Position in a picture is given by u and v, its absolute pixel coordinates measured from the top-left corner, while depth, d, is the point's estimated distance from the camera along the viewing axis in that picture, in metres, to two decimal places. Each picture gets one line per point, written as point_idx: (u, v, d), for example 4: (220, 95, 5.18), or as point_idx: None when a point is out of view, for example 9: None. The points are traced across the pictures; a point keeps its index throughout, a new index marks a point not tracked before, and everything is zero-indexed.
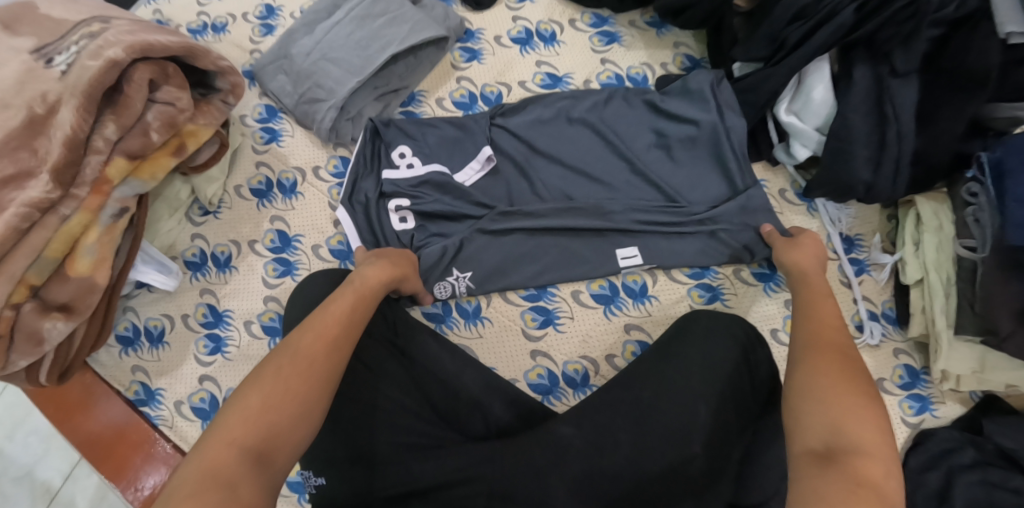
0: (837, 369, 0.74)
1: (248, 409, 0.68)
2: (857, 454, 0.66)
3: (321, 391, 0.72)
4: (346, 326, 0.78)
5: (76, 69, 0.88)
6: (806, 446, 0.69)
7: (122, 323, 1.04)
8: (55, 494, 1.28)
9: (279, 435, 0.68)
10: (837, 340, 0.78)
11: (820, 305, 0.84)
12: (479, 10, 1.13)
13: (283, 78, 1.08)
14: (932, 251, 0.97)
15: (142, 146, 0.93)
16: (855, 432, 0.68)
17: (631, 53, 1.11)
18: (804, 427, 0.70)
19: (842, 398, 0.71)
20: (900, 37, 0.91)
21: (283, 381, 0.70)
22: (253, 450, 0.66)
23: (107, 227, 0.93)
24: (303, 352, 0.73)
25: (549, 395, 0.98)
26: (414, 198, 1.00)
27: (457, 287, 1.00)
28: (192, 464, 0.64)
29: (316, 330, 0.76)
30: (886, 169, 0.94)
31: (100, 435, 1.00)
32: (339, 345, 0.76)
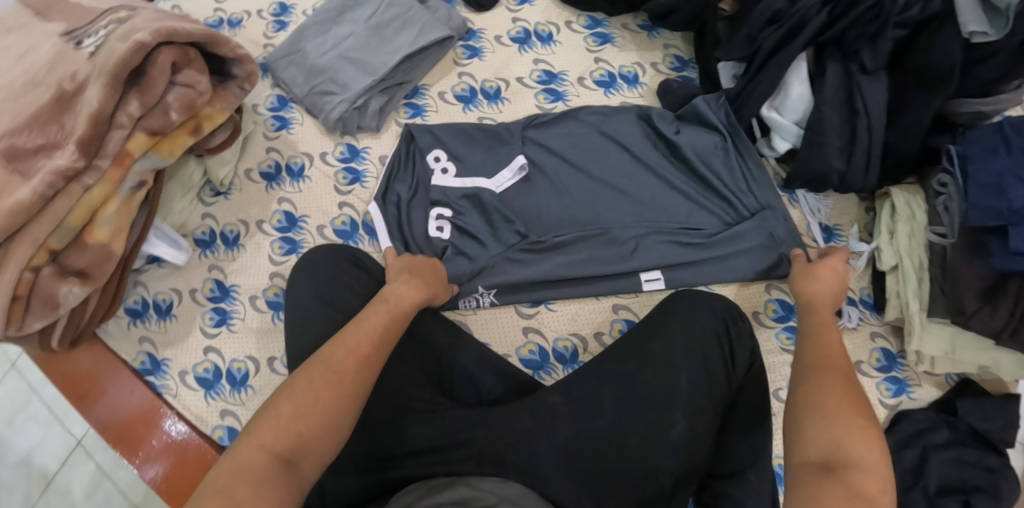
0: (843, 389, 0.74)
1: (279, 417, 0.71)
2: (855, 469, 0.68)
3: (349, 405, 0.73)
4: (378, 345, 0.79)
5: (105, 50, 0.95)
6: (808, 459, 0.70)
7: (132, 296, 1.09)
8: (52, 479, 1.30)
9: (306, 444, 0.70)
10: (843, 365, 0.78)
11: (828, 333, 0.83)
12: (480, 11, 1.20)
13: (294, 70, 1.15)
14: (904, 238, 1.02)
15: (163, 124, 0.99)
16: (857, 449, 0.69)
17: (623, 53, 1.17)
18: (807, 440, 0.72)
19: (845, 418, 0.71)
20: (867, 35, 0.97)
21: (313, 396, 0.72)
22: (282, 455, 0.69)
23: (125, 199, 0.98)
24: (334, 367, 0.75)
25: (540, 370, 1.02)
26: (456, 211, 1.06)
27: (482, 300, 1.04)
28: (226, 462, 0.68)
29: (350, 347, 0.77)
30: (857, 159, 1.00)
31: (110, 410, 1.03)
32: (367, 364, 0.77)
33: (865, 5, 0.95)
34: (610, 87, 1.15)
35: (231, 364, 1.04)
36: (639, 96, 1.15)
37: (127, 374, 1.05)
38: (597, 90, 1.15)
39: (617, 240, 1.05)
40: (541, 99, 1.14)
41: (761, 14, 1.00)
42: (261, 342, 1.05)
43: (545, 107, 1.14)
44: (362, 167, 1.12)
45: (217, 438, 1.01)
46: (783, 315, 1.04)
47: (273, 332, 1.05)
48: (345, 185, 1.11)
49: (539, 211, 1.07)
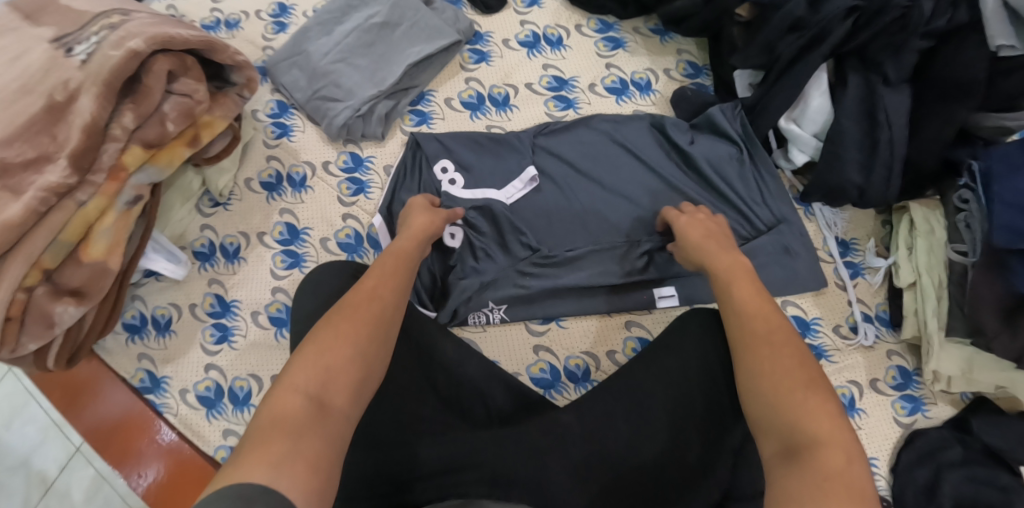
0: (775, 359, 0.73)
1: (308, 358, 0.71)
2: (817, 449, 0.66)
3: (373, 341, 0.75)
4: (396, 292, 0.80)
5: (97, 58, 0.91)
6: (773, 446, 0.69)
7: (129, 311, 1.05)
8: (51, 484, 1.25)
9: (335, 384, 0.70)
10: (772, 325, 0.76)
11: (738, 290, 0.81)
12: (488, 14, 1.16)
13: (296, 73, 1.11)
14: (923, 255, 1.00)
15: (159, 134, 0.94)
16: (810, 424, 0.68)
17: (635, 58, 1.14)
18: (765, 427, 0.71)
19: (786, 393, 0.71)
20: (891, 46, 0.94)
21: (337, 341, 0.73)
22: (315, 397, 0.69)
23: (122, 213, 0.94)
24: (352, 314, 0.76)
25: (551, 389, 0.99)
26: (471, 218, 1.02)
27: (491, 315, 1.01)
28: (264, 412, 0.68)
29: (370, 293, 0.79)
30: (877, 171, 0.96)
31: (100, 415, 1.02)
32: (388, 309, 0.78)
33: (892, 16, 0.91)
34: (622, 94, 1.12)
35: (233, 382, 1.01)
36: (651, 104, 1.11)
37: (119, 381, 1.02)
38: (608, 97, 1.11)
39: (625, 248, 1.02)
40: (551, 106, 1.11)
41: (780, 21, 0.96)
42: (263, 358, 1.02)
43: (556, 114, 1.10)
44: (366, 177, 1.09)
45: (219, 459, 0.98)
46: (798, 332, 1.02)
47: (276, 349, 1.02)
48: (349, 196, 1.08)
49: (549, 223, 1.03)
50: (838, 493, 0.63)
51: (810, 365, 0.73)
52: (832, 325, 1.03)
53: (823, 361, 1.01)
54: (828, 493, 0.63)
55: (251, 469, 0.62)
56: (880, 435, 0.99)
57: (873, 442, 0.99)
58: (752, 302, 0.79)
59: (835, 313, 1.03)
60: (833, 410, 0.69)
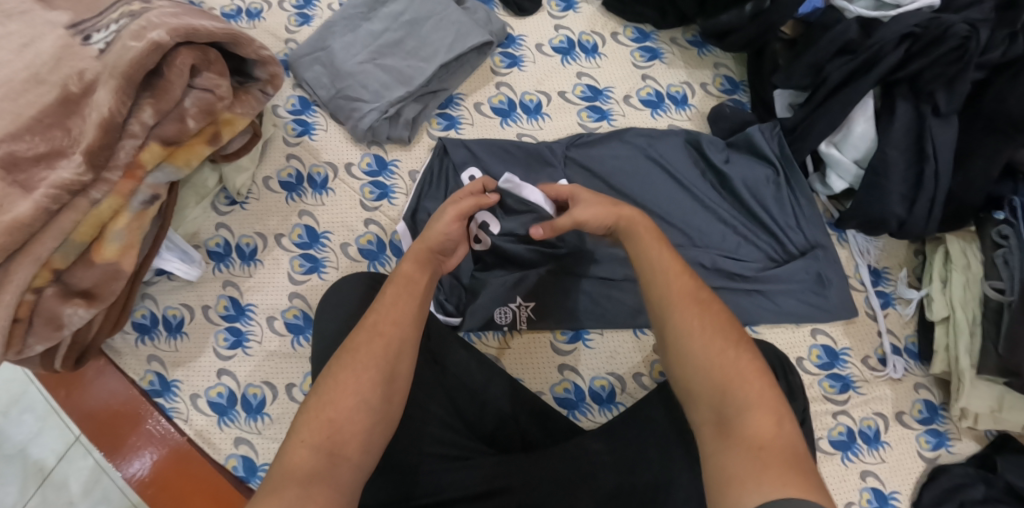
0: (708, 324, 0.72)
1: (315, 409, 0.71)
2: (746, 416, 0.67)
3: (374, 379, 0.73)
4: (399, 324, 0.77)
5: (116, 48, 0.86)
6: (704, 417, 0.70)
7: (139, 310, 1.01)
8: (49, 474, 1.19)
9: (344, 431, 0.70)
10: (697, 288, 0.75)
11: (659, 252, 0.78)
12: (521, 16, 1.12)
13: (319, 69, 1.07)
14: (959, 290, 0.98)
15: (177, 132, 0.90)
16: (741, 388, 0.69)
17: (671, 71, 1.11)
18: (696, 396, 0.71)
19: (720, 356, 0.71)
20: (946, 76, 0.92)
21: (339, 388, 0.73)
22: (324, 448, 0.69)
23: (136, 214, 0.90)
24: (359, 357, 0.74)
25: (574, 410, 0.96)
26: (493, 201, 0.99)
27: (518, 313, 0.99)
28: (276, 468, 0.69)
29: (371, 330, 0.76)
30: (921, 207, 0.95)
31: (101, 408, 0.99)
32: (394, 344, 0.75)
33: (951, 44, 0.89)
34: (657, 107, 1.08)
35: (246, 389, 0.98)
36: (687, 119, 1.08)
37: (126, 380, 0.99)
38: (643, 110, 1.08)
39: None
40: (584, 117, 1.07)
41: (829, 43, 0.96)
42: (278, 366, 0.99)
43: (589, 125, 1.07)
44: (390, 182, 1.05)
45: (230, 468, 0.95)
46: (827, 361, 1.00)
47: (292, 357, 0.99)
48: (372, 200, 1.04)
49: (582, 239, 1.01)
50: (772, 459, 0.64)
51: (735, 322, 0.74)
52: (861, 356, 1.01)
53: (851, 391, 0.99)
54: (764, 461, 0.63)
55: None
56: (903, 469, 0.97)
57: (896, 475, 0.96)
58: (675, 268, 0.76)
59: (864, 343, 1.02)
60: (761, 369, 0.70)
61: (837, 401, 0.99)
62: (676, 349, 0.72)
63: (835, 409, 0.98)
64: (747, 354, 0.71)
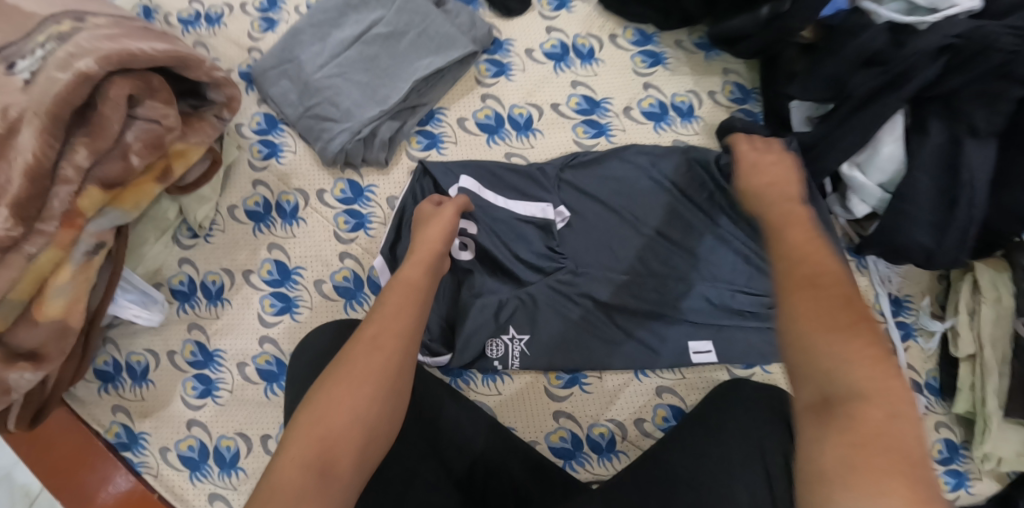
0: (817, 286, 0.58)
1: (304, 422, 0.62)
2: (857, 402, 0.54)
3: (375, 390, 0.65)
4: (404, 333, 0.68)
5: (41, 81, 0.75)
6: (806, 396, 0.56)
7: (101, 356, 0.94)
8: (35, 498, 1.11)
9: (337, 447, 0.62)
10: (819, 266, 0.60)
11: (789, 228, 0.65)
12: (509, 17, 1.01)
13: (285, 84, 0.95)
14: (988, 325, 0.90)
15: (121, 171, 0.81)
16: (854, 371, 0.55)
17: (676, 78, 1.00)
18: (798, 373, 0.57)
19: (832, 327, 0.56)
20: (984, 95, 0.83)
21: (336, 398, 0.63)
22: (315, 466, 0.60)
23: (81, 265, 0.82)
24: (363, 364, 0.65)
25: (571, 460, 0.90)
26: (482, 229, 0.91)
27: (511, 348, 0.90)
28: (261, 486, 0.59)
29: (372, 342, 0.67)
30: (952, 235, 0.85)
31: (67, 462, 0.92)
32: (398, 354, 0.67)
33: (994, 62, 0.80)
34: (661, 120, 0.98)
35: (219, 442, 0.91)
36: (695, 133, 0.98)
37: (90, 433, 0.92)
38: (646, 124, 0.98)
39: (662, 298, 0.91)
40: (580, 133, 0.97)
41: (855, 51, 0.85)
42: (252, 417, 0.91)
43: (585, 142, 0.97)
44: (366, 210, 0.96)
45: None
46: None
47: (267, 406, 0.92)
48: (347, 231, 0.95)
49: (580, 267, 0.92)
50: (878, 460, 0.51)
51: (863, 302, 0.59)
52: None
53: None
54: (865, 462, 0.51)
55: None
56: None
57: None
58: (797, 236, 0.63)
59: None
60: (880, 355, 0.56)
61: None
62: (780, 334, 0.59)
63: None
64: (868, 331, 0.56)
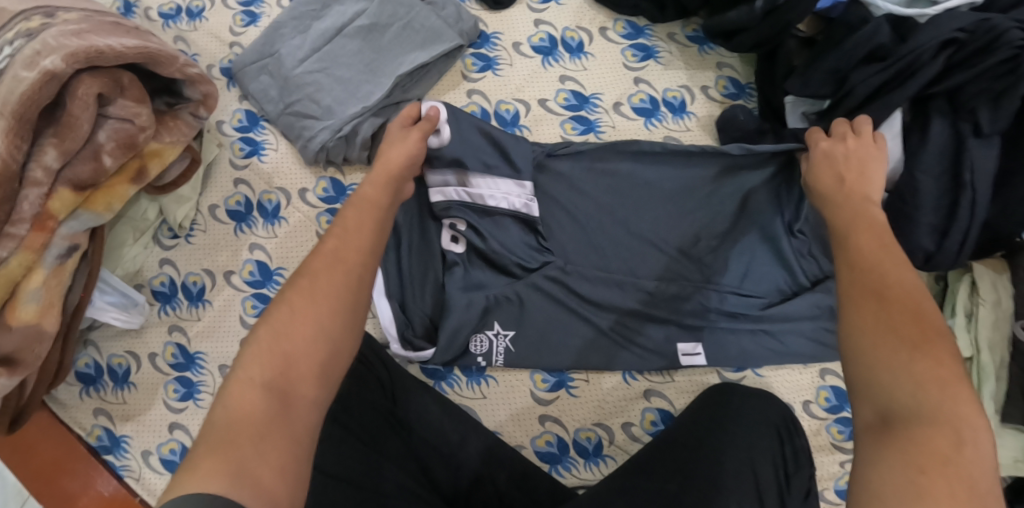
0: (881, 304, 0.58)
1: (263, 341, 0.58)
2: (922, 424, 0.52)
3: (335, 307, 0.61)
4: (362, 252, 0.65)
5: (7, 80, 0.73)
6: (867, 412, 0.55)
7: (82, 359, 0.93)
8: None
9: (296, 366, 0.58)
10: (890, 277, 0.59)
11: (858, 236, 0.65)
12: (497, 10, 0.98)
13: (266, 79, 0.93)
14: (986, 328, 0.88)
15: (92, 172, 0.79)
16: (926, 392, 0.53)
17: (669, 73, 0.97)
18: (859, 390, 0.56)
19: (895, 346, 0.55)
20: (990, 93, 0.79)
21: (294, 316, 0.59)
22: (277, 387, 0.56)
23: (54, 269, 0.80)
24: (323, 278, 0.62)
25: (557, 464, 0.89)
26: (473, 223, 0.90)
27: (495, 344, 0.90)
28: (219, 411, 0.55)
29: (328, 257, 0.63)
30: (953, 240, 0.83)
31: (50, 465, 0.91)
32: (357, 269, 0.63)
33: (1001, 57, 0.76)
34: (652, 116, 0.95)
35: None
36: (687, 129, 0.95)
37: (72, 435, 0.91)
38: (637, 119, 0.95)
39: (648, 294, 0.90)
40: (568, 129, 0.94)
41: (856, 47, 0.82)
42: None
43: (573, 139, 0.94)
44: None
45: None
46: (836, 405, 0.91)
47: None
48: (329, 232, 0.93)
49: (569, 265, 0.90)
50: (938, 488, 0.49)
51: (936, 319, 0.57)
52: None
53: None
54: (925, 489, 0.49)
55: (203, 482, 0.50)
56: None
57: None
58: (868, 242, 0.64)
59: None
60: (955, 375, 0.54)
61: (846, 449, 0.90)
62: (843, 348, 0.59)
63: (844, 458, 0.90)
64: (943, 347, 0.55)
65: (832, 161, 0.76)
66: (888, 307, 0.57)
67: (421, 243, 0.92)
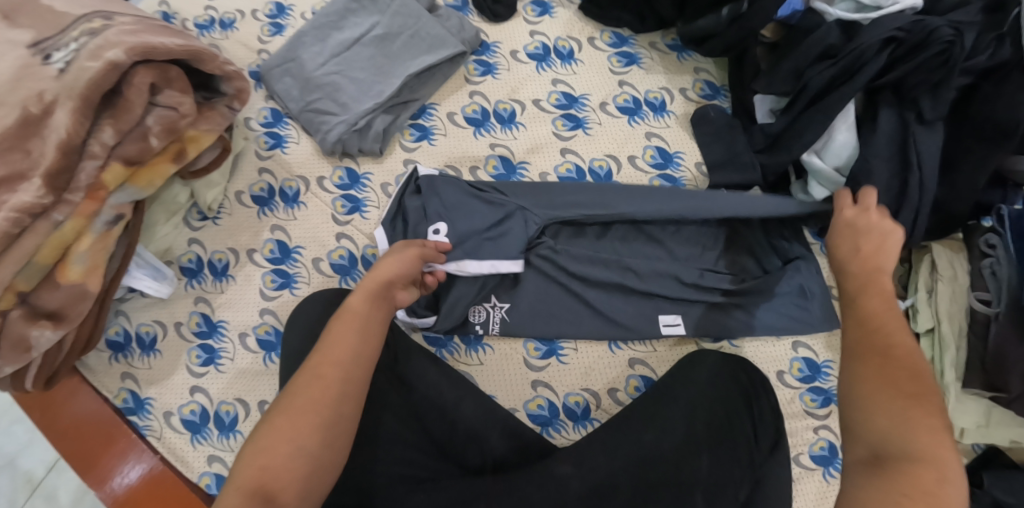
0: (881, 367, 0.67)
1: (259, 443, 0.66)
2: (909, 461, 0.61)
3: (319, 422, 0.67)
4: (350, 359, 0.71)
5: (74, 69, 0.85)
6: (858, 454, 0.64)
7: (113, 327, 1.01)
8: (37, 485, 1.26)
9: (278, 482, 0.64)
10: (892, 338, 0.69)
11: (866, 294, 0.75)
12: (496, 22, 1.10)
13: (289, 81, 1.04)
14: (945, 301, 0.95)
15: (140, 151, 0.89)
16: (910, 437, 0.62)
17: (650, 76, 1.08)
18: (855, 435, 0.65)
19: (889, 401, 0.65)
20: (930, 83, 0.90)
21: (283, 426, 0.67)
22: (259, 495, 0.63)
23: (100, 234, 0.90)
24: (306, 378, 0.69)
25: (548, 427, 0.95)
26: (464, 203, 0.97)
27: (491, 315, 0.98)
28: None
29: (313, 373, 0.70)
30: (906, 218, 0.92)
31: (76, 424, 0.98)
32: (335, 387, 0.69)
33: (934, 50, 0.87)
34: (635, 114, 1.06)
35: (219, 407, 0.97)
36: (667, 126, 1.05)
37: (99, 398, 0.99)
38: (620, 117, 1.05)
39: (633, 271, 0.98)
40: (559, 126, 1.05)
41: (812, 48, 0.92)
42: (250, 383, 0.98)
43: (564, 134, 1.05)
44: (362, 195, 1.04)
45: (203, 485, 0.95)
46: (808, 375, 0.98)
47: (264, 374, 0.98)
48: (343, 214, 1.03)
49: (567, 249, 0.98)
50: None
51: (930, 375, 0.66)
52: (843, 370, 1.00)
53: (833, 405, 0.96)
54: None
55: None
56: None
57: None
58: (878, 308, 0.72)
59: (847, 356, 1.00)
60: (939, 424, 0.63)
61: (818, 415, 0.96)
62: (845, 398, 0.68)
63: (817, 424, 0.96)
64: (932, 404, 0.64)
65: (854, 232, 0.81)
66: (889, 363, 0.66)
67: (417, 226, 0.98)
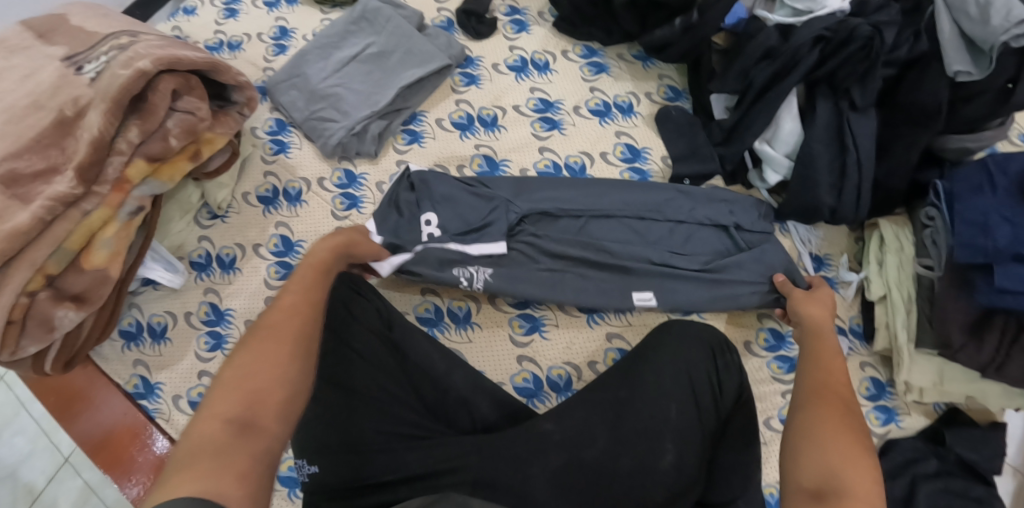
0: (838, 414, 0.76)
1: (232, 375, 0.72)
2: (846, 493, 0.68)
3: (291, 352, 0.75)
4: (313, 304, 0.81)
5: (106, 76, 0.95)
6: (801, 487, 0.71)
7: (126, 318, 1.08)
8: (38, 495, 1.27)
9: (258, 407, 0.70)
10: (841, 393, 0.79)
11: (828, 358, 0.85)
12: (479, 39, 1.22)
13: (294, 93, 1.16)
14: (893, 270, 1.04)
15: (162, 149, 0.99)
16: (850, 476, 0.70)
17: (618, 83, 1.20)
18: (801, 464, 0.73)
19: (843, 444, 0.73)
20: (857, 73, 1.00)
21: (258, 362, 0.73)
22: (238, 419, 0.69)
23: (124, 223, 0.98)
24: (270, 319, 0.77)
25: (534, 398, 1.02)
26: (455, 196, 1.06)
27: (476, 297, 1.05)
28: (184, 440, 0.67)
29: (285, 311, 0.79)
30: (848, 194, 1.02)
31: (91, 409, 1.04)
32: (298, 319, 0.78)
33: (857, 43, 0.98)
34: (605, 116, 1.17)
35: None
36: (634, 125, 1.17)
37: (112, 385, 1.05)
38: (592, 119, 1.17)
39: (607, 252, 1.05)
40: (537, 127, 1.16)
41: (754, 50, 1.04)
42: None
43: (542, 135, 1.16)
44: (359, 193, 1.13)
45: None
46: (774, 343, 1.06)
47: None
48: (342, 210, 1.12)
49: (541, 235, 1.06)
50: None
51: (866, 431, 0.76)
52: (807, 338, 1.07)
53: None
54: None
55: (177, 488, 0.61)
56: None
57: None
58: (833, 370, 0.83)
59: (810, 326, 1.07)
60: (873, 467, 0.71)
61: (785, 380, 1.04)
62: (795, 434, 0.76)
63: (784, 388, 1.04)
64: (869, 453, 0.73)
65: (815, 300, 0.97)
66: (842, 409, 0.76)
67: (409, 219, 1.06)
